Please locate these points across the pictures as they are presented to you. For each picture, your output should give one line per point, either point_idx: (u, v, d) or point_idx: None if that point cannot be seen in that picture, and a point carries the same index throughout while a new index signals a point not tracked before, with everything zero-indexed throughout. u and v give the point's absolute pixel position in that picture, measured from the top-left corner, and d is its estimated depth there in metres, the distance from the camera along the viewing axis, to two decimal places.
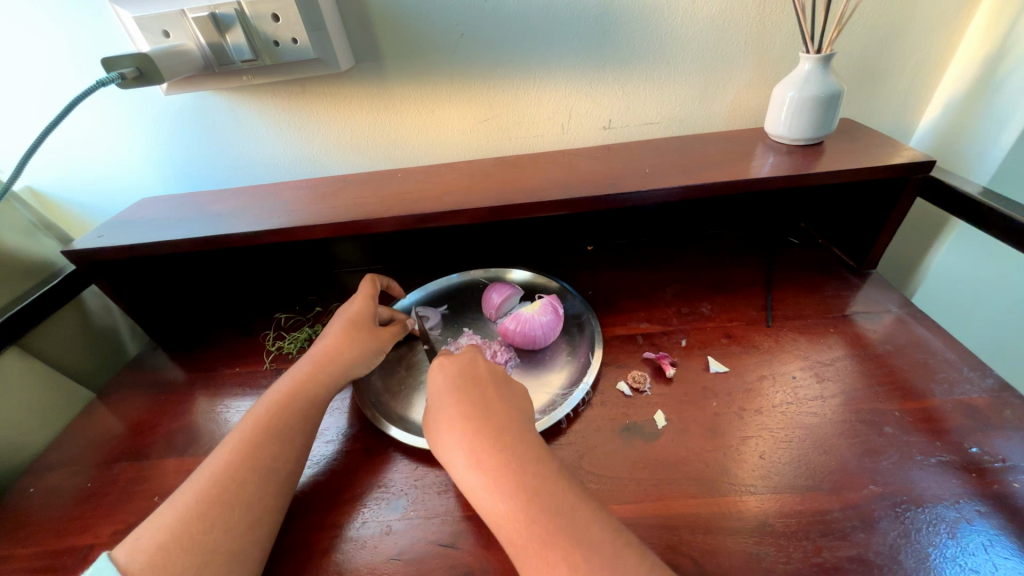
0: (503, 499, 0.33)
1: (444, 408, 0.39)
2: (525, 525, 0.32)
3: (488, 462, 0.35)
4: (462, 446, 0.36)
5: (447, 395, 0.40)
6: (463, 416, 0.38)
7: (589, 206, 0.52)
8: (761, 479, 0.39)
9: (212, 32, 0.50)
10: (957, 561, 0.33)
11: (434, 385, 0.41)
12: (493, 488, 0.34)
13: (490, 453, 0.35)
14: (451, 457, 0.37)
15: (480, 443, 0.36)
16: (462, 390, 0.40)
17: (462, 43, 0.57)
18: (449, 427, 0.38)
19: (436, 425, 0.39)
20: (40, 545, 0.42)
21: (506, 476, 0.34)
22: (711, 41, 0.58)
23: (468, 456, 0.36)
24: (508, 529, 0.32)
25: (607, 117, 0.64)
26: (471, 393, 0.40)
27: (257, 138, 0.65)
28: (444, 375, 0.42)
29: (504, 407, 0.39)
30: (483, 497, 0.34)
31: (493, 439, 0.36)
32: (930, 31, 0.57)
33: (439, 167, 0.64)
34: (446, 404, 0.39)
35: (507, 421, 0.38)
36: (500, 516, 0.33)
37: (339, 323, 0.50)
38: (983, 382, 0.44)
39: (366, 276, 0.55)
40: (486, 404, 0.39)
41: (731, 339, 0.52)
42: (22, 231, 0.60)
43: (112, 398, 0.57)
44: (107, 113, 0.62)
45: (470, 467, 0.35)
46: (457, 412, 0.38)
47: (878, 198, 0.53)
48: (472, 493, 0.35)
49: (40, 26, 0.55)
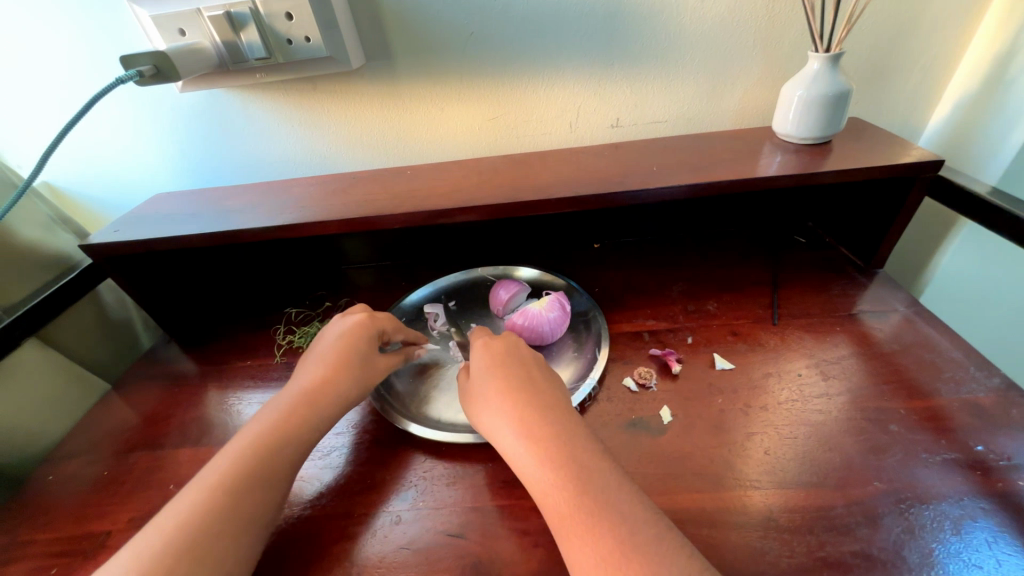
0: (550, 469, 0.33)
1: (490, 385, 0.40)
2: (565, 501, 0.32)
3: (536, 435, 0.35)
4: (509, 416, 0.37)
5: (494, 372, 0.41)
6: (507, 390, 0.39)
7: (596, 204, 0.52)
8: (766, 475, 0.39)
9: (227, 31, 0.51)
10: (961, 557, 0.33)
11: (480, 364, 0.42)
12: (540, 461, 0.34)
13: (539, 426, 0.36)
14: (499, 431, 0.37)
15: (528, 416, 0.37)
16: (507, 368, 0.41)
17: (472, 41, 0.58)
18: (493, 402, 0.39)
19: (480, 401, 0.40)
20: (59, 532, 0.43)
21: (554, 450, 0.34)
22: (720, 40, 0.58)
23: (516, 430, 0.36)
24: (552, 500, 0.32)
25: (615, 116, 0.64)
26: (518, 372, 0.41)
27: (268, 135, 0.65)
28: (490, 354, 0.43)
29: (540, 388, 0.39)
30: (529, 468, 0.34)
31: (540, 414, 0.37)
32: (940, 30, 0.57)
33: (447, 165, 0.65)
34: (492, 380, 0.40)
35: (544, 402, 0.38)
36: (548, 488, 0.33)
37: (337, 343, 0.47)
38: (990, 381, 0.44)
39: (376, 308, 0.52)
40: (531, 383, 0.40)
41: (737, 336, 0.52)
42: (41, 226, 0.61)
43: (126, 389, 0.58)
44: (123, 111, 0.63)
45: (517, 437, 0.36)
46: (503, 388, 0.39)
47: (886, 197, 0.53)
48: (519, 465, 0.35)
49: (59, 25, 0.56)
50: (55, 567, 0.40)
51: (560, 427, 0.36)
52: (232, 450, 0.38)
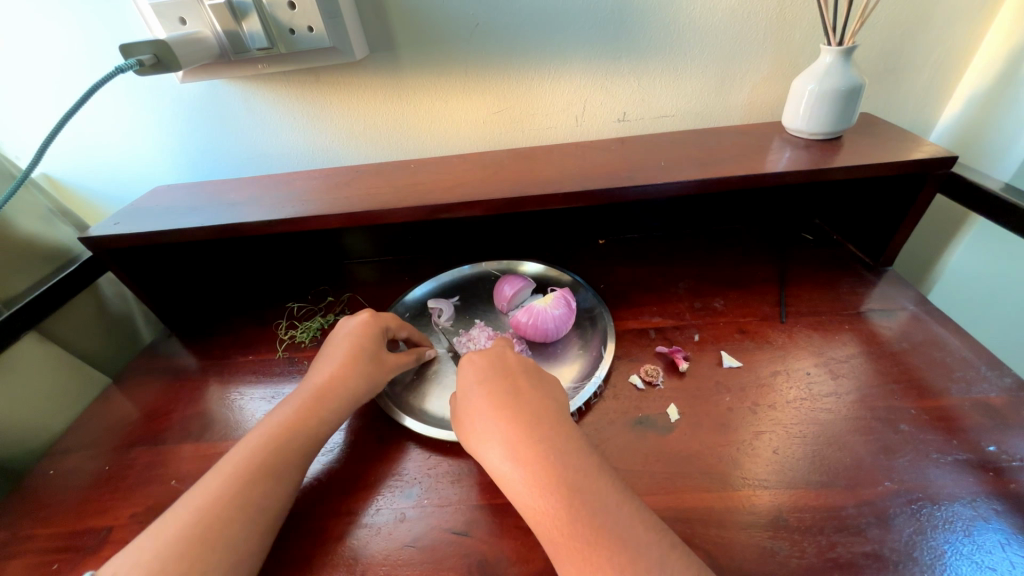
0: (542, 493, 0.33)
1: (475, 403, 0.39)
2: (562, 527, 0.31)
3: (524, 455, 0.35)
4: (500, 435, 0.36)
5: (479, 389, 0.40)
6: (496, 407, 0.38)
7: (603, 199, 0.51)
8: (774, 474, 0.39)
9: (228, 20, 0.50)
10: (973, 559, 0.33)
11: (465, 380, 0.41)
12: (529, 484, 0.33)
13: (526, 444, 0.35)
14: (486, 450, 0.37)
15: (515, 435, 0.36)
16: (492, 384, 0.40)
17: (476, 33, 0.57)
18: (480, 420, 0.38)
19: (466, 419, 0.39)
20: (59, 527, 0.43)
21: (543, 471, 0.33)
22: (729, 33, 0.57)
23: (504, 449, 0.36)
24: (546, 525, 0.32)
25: (622, 109, 0.63)
26: (503, 387, 0.40)
27: (270, 127, 0.65)
28: (474, 369, 0.42)
29: (529, 401, 0.38)
30: (520, 490, 0.34)
31: (527, 432, 0.36)
32: (955, 23, 0.56)
33: (451, 158, 0.64)
34: (478, 396, 0.39)
35: (536, 417, 0.37)
36: (540, 513, 0.32)
37: (348, 341, 0.47)
38: (1001, 381, 0.44)
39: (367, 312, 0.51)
40: (518, 397, 0.39)
41: (745, 334, 0.51)
42: (39, 218, 0.60)
43: (126, 384, 0.57)
44: (123, 102, 0.62)
45: (506, 458, 0.35)
46: (488, 406, 0.38)
47: (898, 195, 0.53)
48: (508, 487, 0.34)
49: (58, 14, 0.55)
50: (56, 563, 0.39)
51: (555, 441, 0.35)
52: (244, 447, 0.39)
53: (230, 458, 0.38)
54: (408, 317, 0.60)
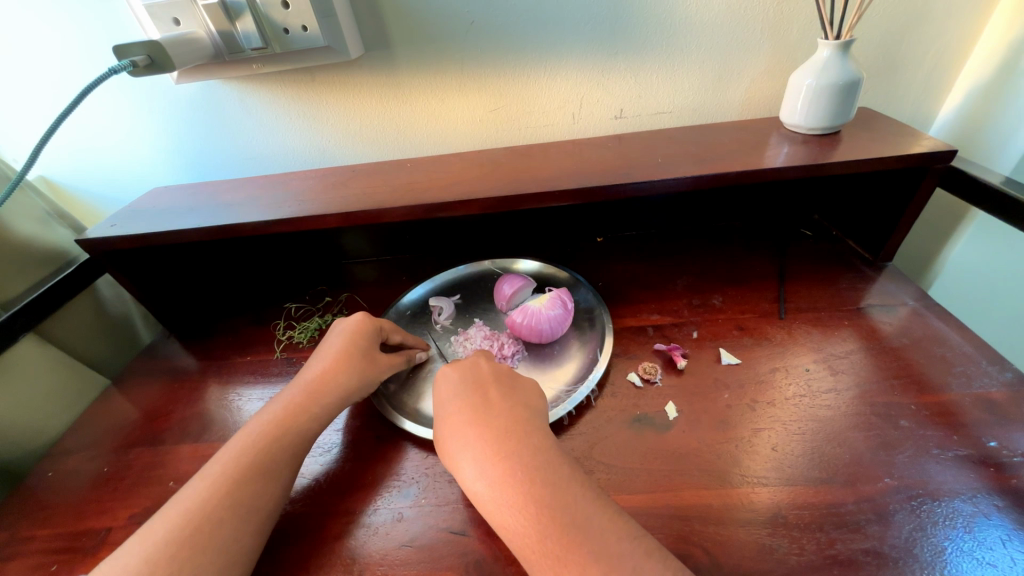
0: (513, 511, 0.32)
1: (451, 416, 0.39)
2: (538, 544, 0.30)
3: (495, 472, 0.34)
4: (475, 452, 0.36)
5: (455, 402, 0.40)
6: (473, 420, 0.38)
7: (599, 195, 0.51)
8: (773, 471, 0.38)
9: (222, 20, 0.50)
10: (974, 556, 0.32)
11: (441, 391, 0.42)
12: (502, 500, 0.33)
13: (498, 461, 0.35)
14: (460, 465, 0.36)
15: (487, 449, 0.36)
16: (466, 396, 0.40)
17: (472, 31, 0.57)
18: (456, 434, 0.38)
19: (443, 433, 0.39)
20: (59, 528, 0.43)
21: (515, 488, 0.33)
22: (726, 28, 0.57)
23: (476, 465, 0.35)
24: (520, 544, 0.31)
25: (619, 106, 0.63)
26: (477, 399, 0.39)
27: (267, 128, 0.64)
28: (450, 383, 0.42)
29: (518, 407, 0.38)
30: (492, 508, 0.33)
31: (499, 446, 0.35)
32: (955, 16, 0.55)
33: (448, 157, 0.64)
34: (455, 410, 0.39)
35: (522, 422, 0.37)
36: (512, 530, 0.32)
37: (343, 340, 0.47)
38: (1002, 375, 0.43)
39: (361, 312, 0.51)
40: (493, 407, 0.39)
41: (743, 330, 0.51)
42: (36, 220, 0.60)
43: (125, 385, 0.57)
44: (118, 102, 0.62)
45: (479, 475, 0.35)
46: (465, 419, 0.38)
47: (898, 189, 0.52)
48: (481, 504, 0.34)
49: (51, 15, 0.55)
50: (54, 564, 0.40)
51: (539, 448, 0.35)
52: (243, 447, 0.39)
53: (226, 460, 0.38)
54: (408, 316, 0.60)
